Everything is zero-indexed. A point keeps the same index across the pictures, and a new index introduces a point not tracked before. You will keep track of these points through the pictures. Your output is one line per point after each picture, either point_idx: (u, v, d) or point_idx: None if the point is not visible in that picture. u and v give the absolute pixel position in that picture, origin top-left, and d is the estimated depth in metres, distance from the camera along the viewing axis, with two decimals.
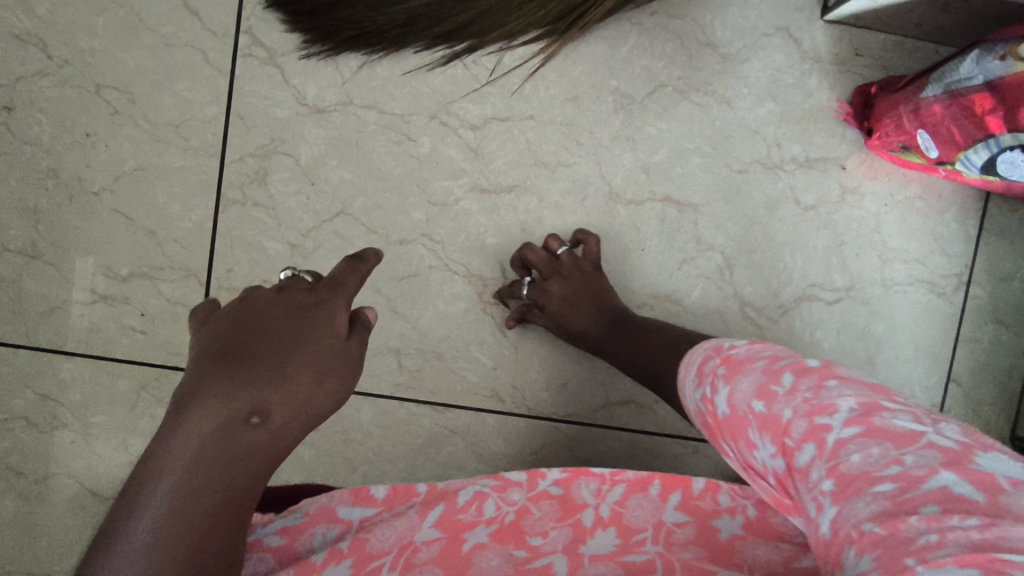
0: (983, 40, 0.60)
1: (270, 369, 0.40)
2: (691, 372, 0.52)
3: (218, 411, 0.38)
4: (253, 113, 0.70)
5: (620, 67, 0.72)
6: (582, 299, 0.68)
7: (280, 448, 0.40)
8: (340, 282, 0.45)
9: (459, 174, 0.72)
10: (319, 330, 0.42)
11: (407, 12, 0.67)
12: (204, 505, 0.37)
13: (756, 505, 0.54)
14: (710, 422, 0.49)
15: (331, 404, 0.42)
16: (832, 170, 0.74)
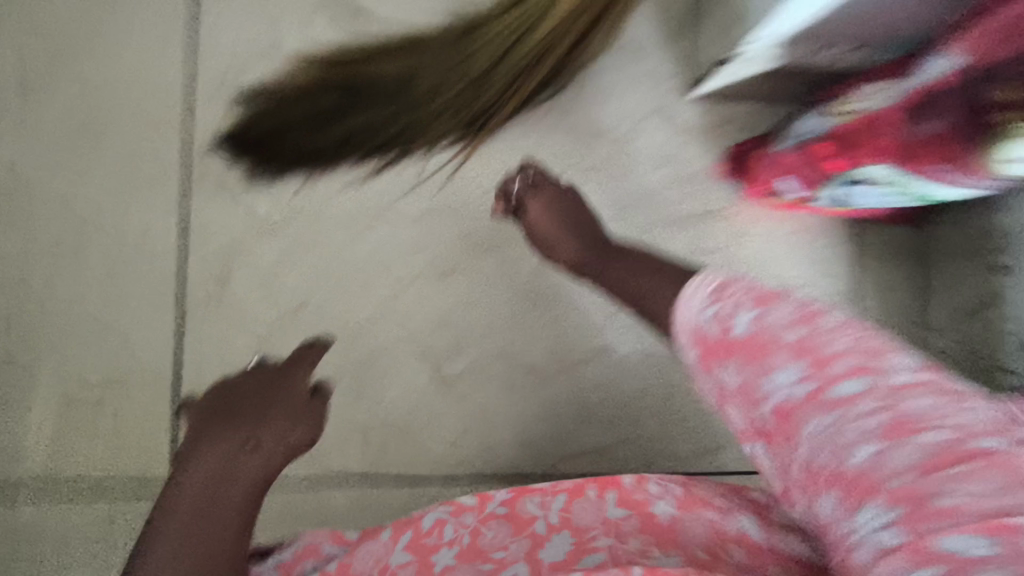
0: (819, 102, 0.75)
1: (256, 415, 0.50)
2: (701, 297, 0.49)
3: (218, 445, 0.47)
4: (208, 234, 0.77)
5: (531, 156, 0.82)
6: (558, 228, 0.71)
7: (268, 477, 0.48)
8: (301, 358, 0.59)
9: (403, 265, 0.79)
10: (290, 391, 0.53)
11: (343, 131, 0.77)
12: (213, 522, 0.45)
13: (681, 485, 0.56)
14: (719, 347, 0.46)
15: (308, 442, 0.51)
16: (721, 219, 0.85)
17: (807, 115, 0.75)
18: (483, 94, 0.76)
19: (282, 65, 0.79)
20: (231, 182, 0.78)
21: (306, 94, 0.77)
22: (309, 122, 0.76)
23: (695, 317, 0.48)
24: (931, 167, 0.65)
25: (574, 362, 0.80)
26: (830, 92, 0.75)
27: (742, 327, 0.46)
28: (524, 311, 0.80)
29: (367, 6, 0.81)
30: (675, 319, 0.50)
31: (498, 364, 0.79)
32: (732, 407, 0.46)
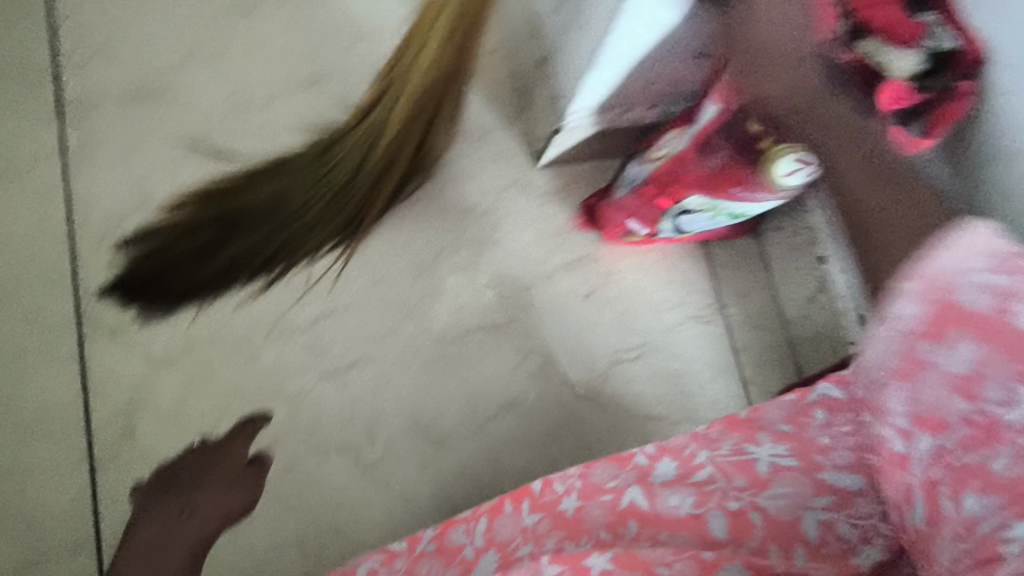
0: (635, 154, 0.87)
1: (194, 484, 0.78)
2: (995, 251, 0.47)
3: (166, 508, 0.77)
4: (108, 383, 0.79)
5: (408, 244, 0.90)
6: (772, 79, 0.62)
7: (207, 526, 0.77)
8: (234, 434, 0.80)
9: (305, 369, 0.84)
10: (224, 462, 0.79)
11: (226, 261, 0.83)
12: (171, 554, 0.76)
13: (580, 473, 0.59)
14: (960, 316, 0.47)
15: (242, 501, 0.79)
16: (591, 264, 0.94)
17: (627, 167, 0.87)
18: (351, 199, 0.83)
19: (156, 211, 0.84)
20: (124, 328, 0.81)
21: (185, 232, 0.83)
22: (193, 257, 0.83)
23: (944, 268, 0.48)
24: (732, 188, 0.75)
25: (484, 422, 0.86)
26: (642, 143, 0.88)
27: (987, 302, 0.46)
28: (427, 386, 0.86)
29: (228, 144, 0.88)
30: (918, 270, 0.50)
31: (414, 439, 0.84)
32: (926, 381, 0.48)
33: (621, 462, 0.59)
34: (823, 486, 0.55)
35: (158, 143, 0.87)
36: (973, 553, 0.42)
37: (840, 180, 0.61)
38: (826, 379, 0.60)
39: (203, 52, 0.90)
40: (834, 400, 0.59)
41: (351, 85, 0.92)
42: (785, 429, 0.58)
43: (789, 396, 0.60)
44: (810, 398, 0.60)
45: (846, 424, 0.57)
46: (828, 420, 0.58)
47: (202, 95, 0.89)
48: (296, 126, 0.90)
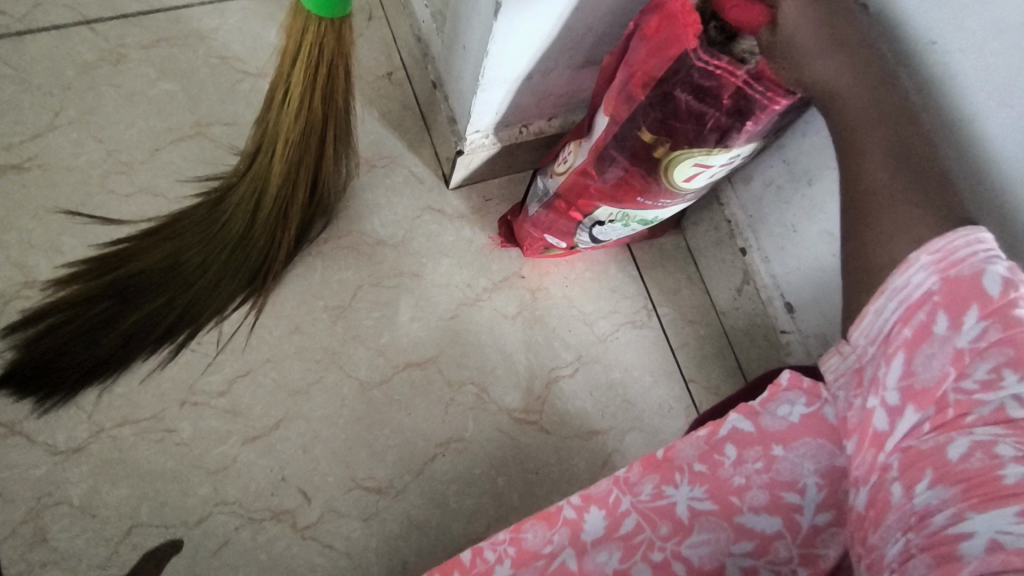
0: (541, 168, 0.84)
1: None
2: (991, 248, 0.48)
3: None
4: (10, 485, 0.73)
5: (321, 289, 0.85)
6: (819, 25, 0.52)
7: None
8: None
9: (228, 436, 0.79)
10: None
11: (121, 335, 0.78)
12: None
13: (511, 537, 0.52)
14: (968, 295, 0.47)
15: None
16: (516, 282, 0.91)
17: (535, 182, 0.84)
18: (252, 250, 0.80)
19: (39, 292, 0.78)
20: (21, 422, 0.75)
21: (76, 309, 0.78)
22: (87, 334, 0.77)
23: (956, 247, 0.48)
24: (636, 198, 0.71)
25: (424, 463, 0.83)
26: (546, 158, 0.85)
27: (993, 284, 0.46)
28: (361, 435, 0.82)
29: (110, 210, 0.82)
30: (931, 244, 0.49)
31: (352, 493, 0.80)
32: (926, 356, 0.48)
33: (551, 521, 0.53)
34: (743, 531, 0.53)
35: (33, 218, 0.80)
36: (923, 542, 0.44)
37: (852, 158, 0.54)
38: (735, 410, 0.56)
39: (71, 113, 0.84)
40: (744, 434, 0.55)
41: (238, 130, 0.88)
42: (699, 469, 0.55)
43: (701, 430, 0.56)
44: (721, 431, 0.56)
45: (757, 460, 0.55)
46: (739, 457, 0.55)
47: (75, 161, 0.83)
48: (184, 181, 0.85)
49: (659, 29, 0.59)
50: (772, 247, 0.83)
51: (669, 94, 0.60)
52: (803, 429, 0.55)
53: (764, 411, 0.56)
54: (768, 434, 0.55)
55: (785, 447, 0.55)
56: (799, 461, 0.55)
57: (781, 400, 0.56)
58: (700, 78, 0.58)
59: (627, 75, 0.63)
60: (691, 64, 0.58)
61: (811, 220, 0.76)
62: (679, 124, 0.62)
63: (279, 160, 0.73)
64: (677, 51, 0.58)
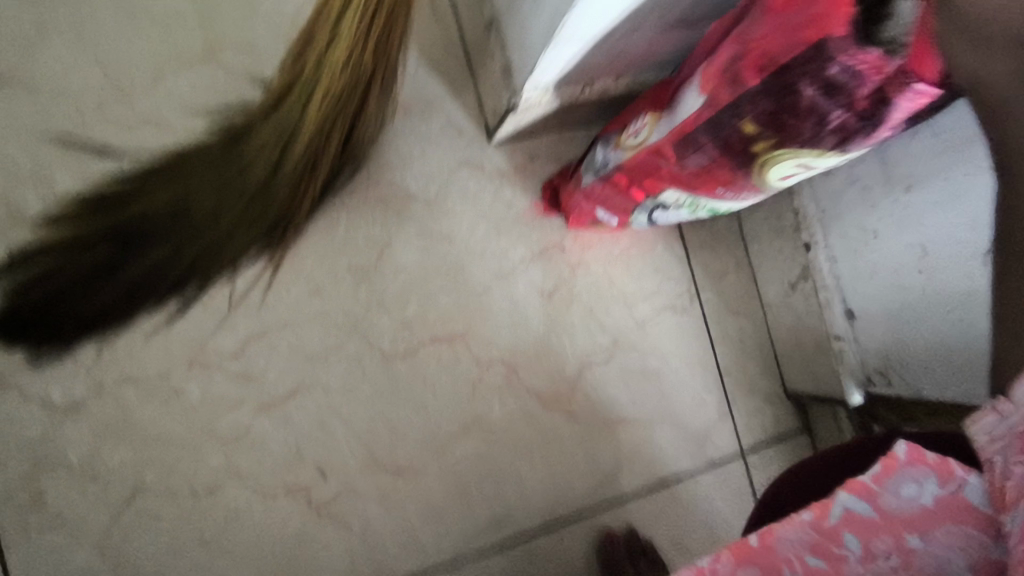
0: (599, 135, 0.74)
1: None
2: None
3: None
4: (4, 443, 0.67)
5: (345, 247, 0.77)
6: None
7: None
8: None
9: (239, 403, 0.73)
10: None
11: (126, 284, 0.70)
12: None
13: None
14: None
15: None
16: (555, 255, 0.84)
17: (593, 149, 0.74)
18: (274, 200, 0.71)
19: (29, 228, 0.69)
20: (13, 375, 0.68)
21: (73, 253, 0.69)
22: (88, 281, 0.69)
23: None
24: (716, 188, 0.64)
25: (446, 443, 0.78)
26: (606, 124, 0.75)
27: None
28: (380, 410, 0.77)
29: (110, 137, 0.72)
30: None
31: (369, 470, 0.76)
32: None
33: None
34: None
35: (19, 141, 0.70)
36: None
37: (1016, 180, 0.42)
38: (842, 488, 0.42)
39: (61, 16, 0.71)
40: (863, 518, 0.41)
41: (257, 53, 0.76)
42: (813, 563, 0.40)
43: (804, 513, 0.41)
44: (831, 515, 0.41)
45: (889, 552, 0.40)
46: (864, 548, 0.40)
47: (67, 75, 0.71)
48: (193, 110, 0.74)
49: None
50: (843, 248, 0.76)
51: (791, 85, 0.51)
52: (941, 514, 0.40)
53: (883, 491, 0.41)
54: (894, 519, 0.41)
55: (920, 536, 0.40)
56: (946, 555, 0.40)
57: (902, 478, 0.41)
58: (837, 73, 0.49)
59: (741, 52, 0.52)
60: (832, 54, 0.48)
61: (900, 231, 0.69)
62: (793, 120, 0.54)
63: (319, 100, 0.66)
64: (813, 35, 0.48)
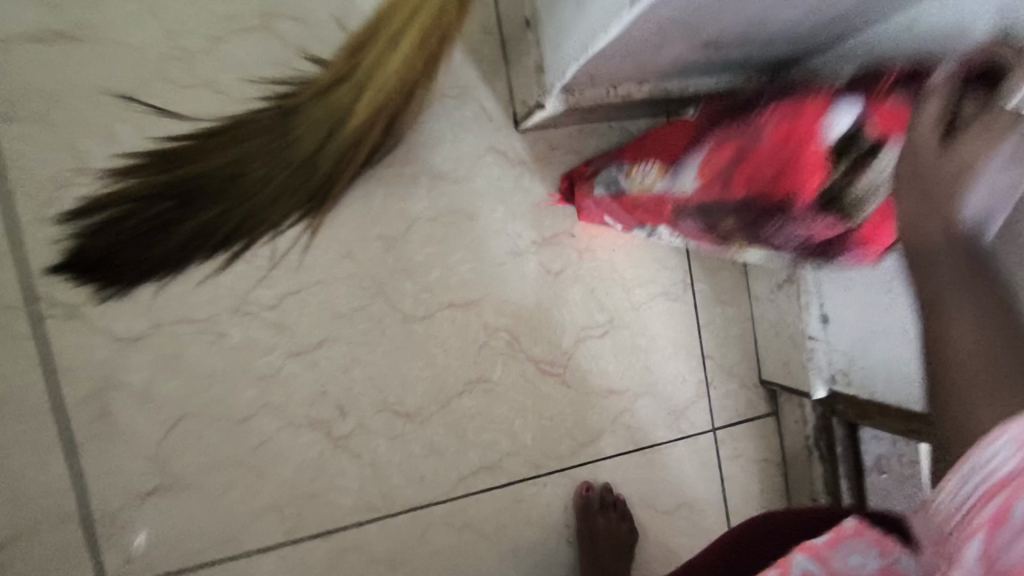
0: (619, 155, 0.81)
1: None
2: None
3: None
4: (74, 364, 0.78)
5: (376, 217, 0.85)
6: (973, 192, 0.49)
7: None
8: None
9: (275, 347, 0.83)
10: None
11: (181, 239, 0.79)
12: None
13: None
14: None
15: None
16: (565, 239, 0.92)
17: (611, 165, 0.81)
18: (316, 172, 0.79)
19: (98, 179, 0.78)
20: (83, 307, 0.78)
21: (135, 207, 0.77)
22: (147, 233, 0.78)
23: None
24: (704, 242, 0.76)
25: (452, 397, 0.89)
26: (629, 143, 0.83)
27: None
28: (396, 364, 0.87)
29: (171, 101, 0.79)
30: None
31: (383, 414, 0.87)
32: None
33: None
34: None
35: (90, 98, 0.77)
36: None
37: (938, 320, 0.46)
38: (801, 551, 0.53)
39: None
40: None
41: (309, 29, 0.82)
42: None
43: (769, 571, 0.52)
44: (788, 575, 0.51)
45: None
46: None
47: (135, 38, 0.78)
48: (248, 81, 0.80)
49: (787, 147, 0.60)
50: None
51: (765, 215, 0.63)
52: None
53: (832, 556, 0.53)
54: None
55: None
56: None
57: (849, 550, 0.53)
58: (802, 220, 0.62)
59: (733, 168, 0.64)
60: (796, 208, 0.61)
61: None
62: (765, 235, 0.66)
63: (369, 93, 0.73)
64: (787, 187, 0.60)
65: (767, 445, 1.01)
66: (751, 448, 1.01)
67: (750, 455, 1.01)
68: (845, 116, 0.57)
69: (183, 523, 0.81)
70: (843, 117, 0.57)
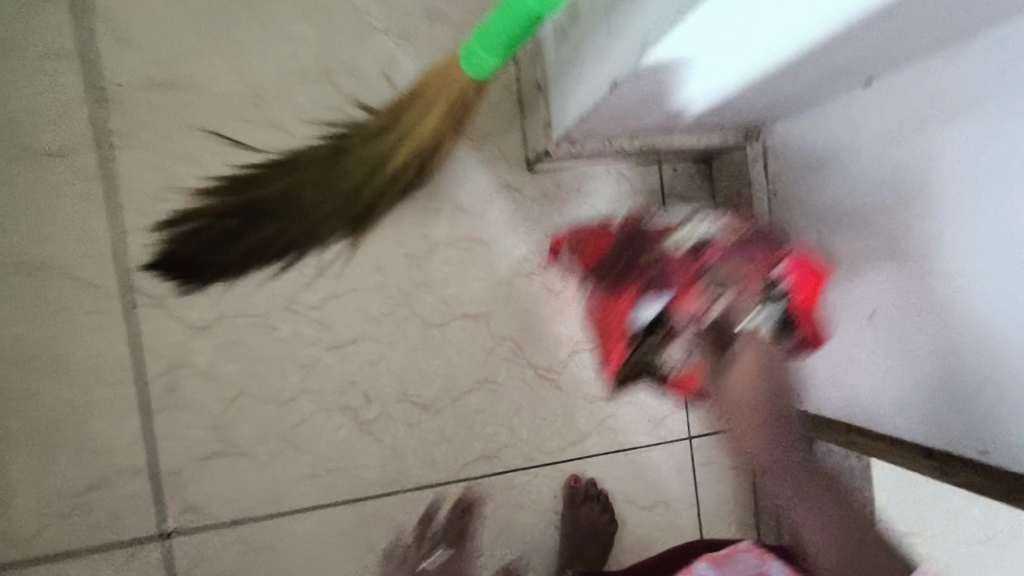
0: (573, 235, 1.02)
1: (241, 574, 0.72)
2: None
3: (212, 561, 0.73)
4: (154, 345, 0.96)
5: (407, 238, 1.02)
6: (753, 384, 0.79)
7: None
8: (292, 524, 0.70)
9: (316, 341, 1.00)
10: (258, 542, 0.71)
11: (245, 248, 0.94)
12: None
13: None
14: None
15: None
16: (566, 265, 1.07)
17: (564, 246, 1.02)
18: (359, 198, 0.96)
19: (185, 196, 0.96)
20: (165, 299, 0.96)
21: (210, 220, 0.94)
22: (217, 242, 0.94)
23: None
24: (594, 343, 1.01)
25: (461, 393, 1.05)
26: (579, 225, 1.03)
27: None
28: (416, 362, 1.03)
29: (247, 136, 0.97)
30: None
31: (402, 404, 1.03)
32: None
33: None
34: None
35: (183, 131, 0.96)
36: None
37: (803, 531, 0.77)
38: (704, 561, 0.93)
39: (221, 40, 0.96)
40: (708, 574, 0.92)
41: (360, 82, 1.00)
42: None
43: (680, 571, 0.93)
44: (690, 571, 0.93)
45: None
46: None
47: (221, 84, 0.96)
48: (309, 122, 0.98)
49: (618, 316, 0.83)
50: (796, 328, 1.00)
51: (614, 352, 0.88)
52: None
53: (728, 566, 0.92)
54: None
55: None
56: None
57: (738, 560, 0.92)
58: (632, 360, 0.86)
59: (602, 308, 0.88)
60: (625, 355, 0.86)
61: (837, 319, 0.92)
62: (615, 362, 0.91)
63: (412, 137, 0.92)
64: (619, 342, 0.85)
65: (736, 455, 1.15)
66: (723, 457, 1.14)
67: (721, 463, 1.14)
68: (654, 305, 0.79)
69: (232, 484, 0.98)
70: (644, 311, 0.80)
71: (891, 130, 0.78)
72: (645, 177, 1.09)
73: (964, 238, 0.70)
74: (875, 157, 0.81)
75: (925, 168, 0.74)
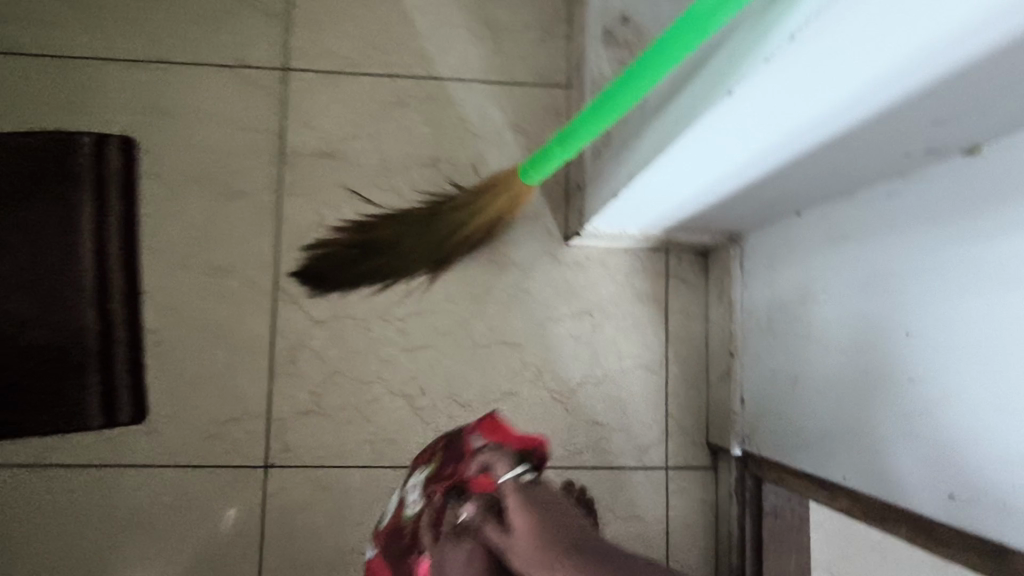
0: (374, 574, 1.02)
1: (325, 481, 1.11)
2: None
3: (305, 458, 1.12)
4: (286, 328, 1.37)
5: (471, 279, 1.41)
6: (531, 535, 0.78)
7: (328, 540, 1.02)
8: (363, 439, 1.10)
9: (395, 343, 1.39)
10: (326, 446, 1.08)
11: (360, 271, 1.35)
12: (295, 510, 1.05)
13: None
14: None
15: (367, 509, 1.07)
16: (584, 316, 1.42)
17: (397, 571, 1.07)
18: (442, 249, 1.36)
19: (326, 229, 1.39)
20: (299, 298, 1.38)
21: (340, 247, 1.35)
22: (343, 263, 1.35)
23: None
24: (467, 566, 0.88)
25: (493, 400, 1.39)
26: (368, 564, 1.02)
27: None
28: (463, 371, 1.39)
29: (374, 194, 1.40)
30: None
31: (449, 400, 1.39)
32: None
33: None
34: None
35: (332, 186, 1.40)
36: None
37: None
38: None
39: (368, 129, 1.41)
40: None
41: (456, 167, 1.42)
42: None
43: None
44: None
45: None
46: None
47: (363, 158, 1.41)
48: (416, 189, 1.41)
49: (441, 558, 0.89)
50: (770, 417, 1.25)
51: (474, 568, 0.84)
52: None
53: None
54: None
55: None
56: None
57: None
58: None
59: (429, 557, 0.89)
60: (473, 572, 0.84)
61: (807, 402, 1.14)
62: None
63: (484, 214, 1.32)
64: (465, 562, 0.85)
65: (703, 487, 1.43)
66: (691, 487, 1.43)
67: (689, 492, 1.42)
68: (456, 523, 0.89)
69: (319, 436, 1.36)
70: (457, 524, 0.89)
71: (834, 242, 1.06)
72: (654, 260, 1.44)
73: (890, 310, 0.93)
74: (826, 264, 1.08)
75: (861, 264, 0.99)
